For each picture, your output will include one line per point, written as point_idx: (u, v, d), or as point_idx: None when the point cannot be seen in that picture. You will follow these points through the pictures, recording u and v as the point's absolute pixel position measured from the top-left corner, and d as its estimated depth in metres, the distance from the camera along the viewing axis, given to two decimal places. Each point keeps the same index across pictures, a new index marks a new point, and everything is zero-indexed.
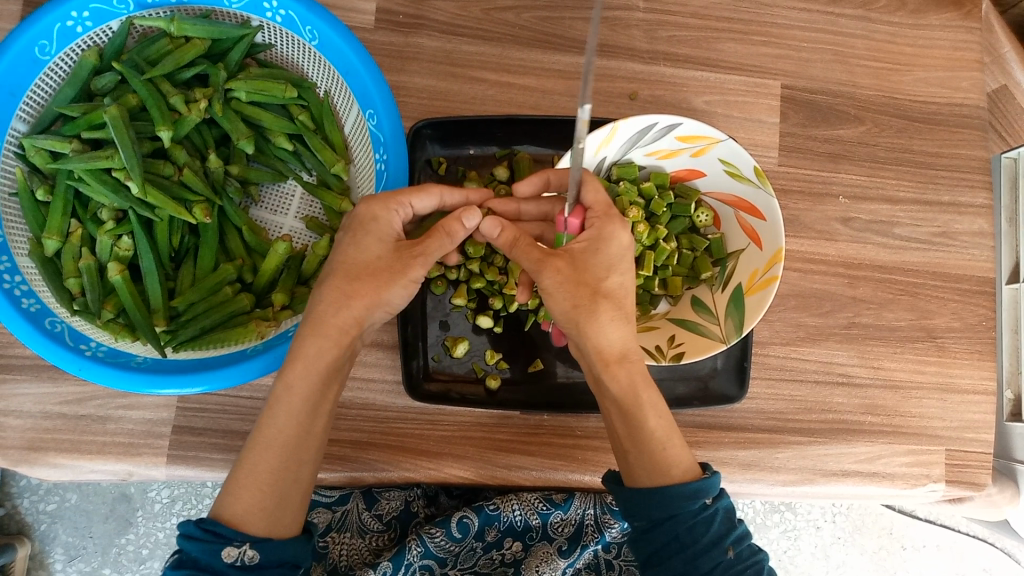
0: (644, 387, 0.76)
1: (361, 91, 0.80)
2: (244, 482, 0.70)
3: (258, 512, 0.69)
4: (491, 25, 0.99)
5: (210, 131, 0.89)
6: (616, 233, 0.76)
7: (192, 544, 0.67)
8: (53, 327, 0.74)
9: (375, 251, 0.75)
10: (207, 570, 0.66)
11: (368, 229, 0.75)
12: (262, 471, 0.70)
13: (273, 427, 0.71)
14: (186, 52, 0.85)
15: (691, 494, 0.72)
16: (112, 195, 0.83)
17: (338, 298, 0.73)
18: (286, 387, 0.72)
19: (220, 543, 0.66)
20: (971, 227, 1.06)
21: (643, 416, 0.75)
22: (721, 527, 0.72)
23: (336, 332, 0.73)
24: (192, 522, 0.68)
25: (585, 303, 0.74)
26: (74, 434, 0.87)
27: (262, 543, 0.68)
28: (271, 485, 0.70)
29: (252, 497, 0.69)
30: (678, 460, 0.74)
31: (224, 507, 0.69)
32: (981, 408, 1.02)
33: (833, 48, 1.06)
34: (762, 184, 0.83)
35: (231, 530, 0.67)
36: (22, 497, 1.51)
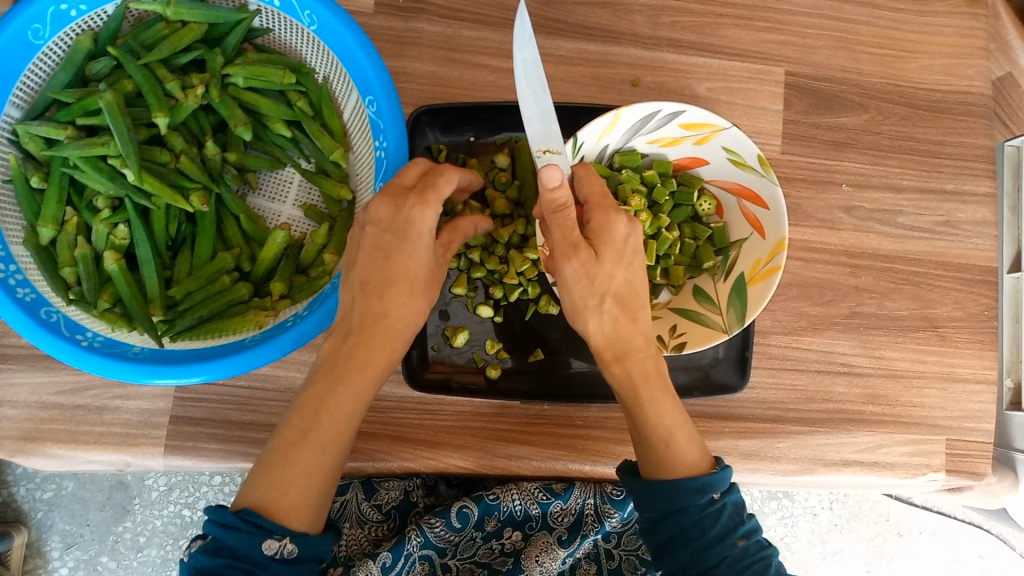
0: (646, 386, 0.75)
1: (361, 77, 0.79)
2: (291, 480, 0.69)
3: (303, 509, 0.70)
4: (493, 9, 0.98)
5: (207, 118, 0.88)
6: (620, 222, 0.73)
7: (231, 532, 0.67)
8: (49, 317, 0.73)
9: (425, 261, 0.73)
10: (244, 559, 0.66)
11: (420, 239, 0.72)
12: (313, 470, 0.70)
13: (330, 428, 0.72)
14: (183, 37, 0.84)
15: (698, 488, 0.72)
16: (108, 183, 0.82)
17: (399, 310, 0.72)
18: (347, 393, 0.72)
19: (262, 535, 0.67)
20: (974, 216, 1.05)
21: (645, 415, 0.75)
22: (729, 521, 0.73)
23: (391, 341, 0.73)
24: (229, 511, 0.68)
25: (595, 301, 0.74)
26: (71, 425, 0.86)
27: (305, 539, 0.69)
28: (318, 483, 0.71)
29: (300, 494, 0.70)
30: (683, 456, 0.74)
31: (273, 503, 0.68)
32: (981, 397, 1.02)
33: (838, 35, 1.04)
34: (766, 173, 0.82)
35: (274, 523, 0.67)
36: (18, 485, 1.50)
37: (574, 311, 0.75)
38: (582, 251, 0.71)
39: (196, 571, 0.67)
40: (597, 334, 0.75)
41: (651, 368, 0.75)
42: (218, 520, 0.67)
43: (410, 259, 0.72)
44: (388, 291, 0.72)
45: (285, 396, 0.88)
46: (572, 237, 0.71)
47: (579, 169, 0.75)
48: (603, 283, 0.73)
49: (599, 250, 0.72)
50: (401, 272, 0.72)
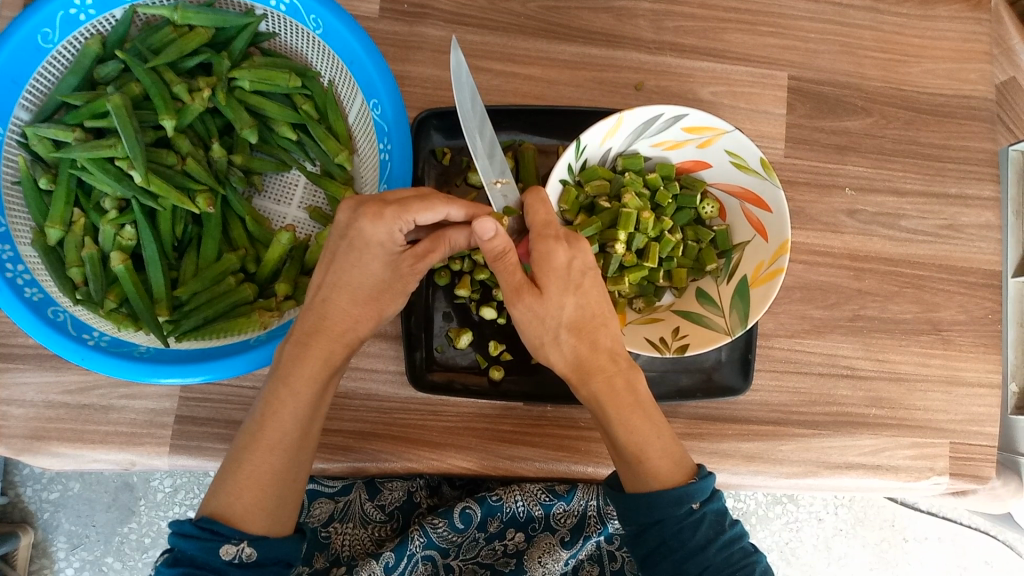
0: (612, 403, 0.74)
1: (365, 80, 0.80)
2: (243, 485, 0.70)
3: (259, 511, 0.70)
4: (497, 14, 0.98)
5: (213, 121, 0.88)
6: (556, 253, 0.73)
7: (189, 542, 0.68)
8: (56, 317, 0.74)
9: (377, 273, 0.74)
10: (204, 566, 0.67)
11: (373, 252, 0.72)
12: (264, 472, 0.71)
13: (276, 430, 0.72)
14: (190, 41, 0.85)
15: (676, 500, 0.71)
16: (115, 185, 0.83)
17: (345, 315, 0.75)
18: (290, 392, 0.73)
19: (218, 540, 0.67)
20: (978, 220, 1.05)
21: (613, 430, 0.75)
22: (708, 532, 0.72)
23: (341, 344, 0.75)
24: (188, 521, 0.69)
25: (550, 336, 0.75)
26: (77, 424, 0.87)
27: (260, 541, 0.69)
28: (272, 483, 0.71)
29: (253, 496, 0.70)
30: (656, 470, 0.73)
31: (225, 506, 0.69)
32: (985, 401, 1.02)
33: (841, 39, 1.05)
34: (769, 175, 0.83)
35: (229, 528, 0.68)
36: (25, 485, 1.51)
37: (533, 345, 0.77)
38: (524, 296, 0.72)
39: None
40: (561, 361, 0.76)
41: (619, 385, 0.74)
42: (176, 532, 0.68)
43: (355, 269, 0.73)
44: (331, 296, 0.74)
45: None
46: (516, 280, 0.73)
47: (528, 198, 0.75)
48: (554, 317, 0.74)
49: (544, 284, 0.73)
50: (348, 280, 0.74)
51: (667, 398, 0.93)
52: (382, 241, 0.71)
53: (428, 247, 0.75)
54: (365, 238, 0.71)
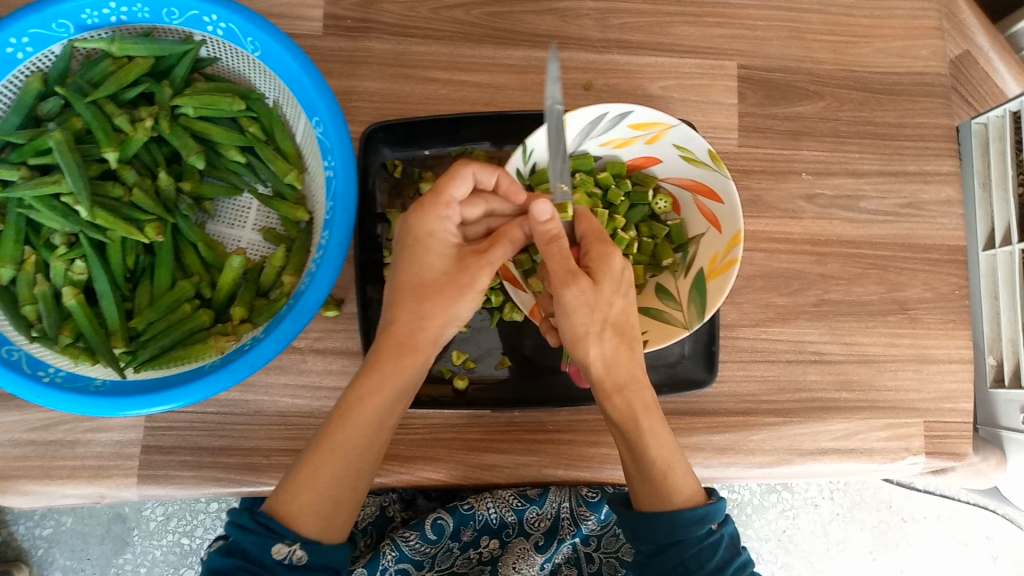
0: (645, 415, 0.78)
1: (306, 100, 0.81)
2: (300, 484, 0.72)
3: (311, 514, 0.72)
4: (441, 24, 0.99)
5: (160, 149, 0.88)
6: (612, 255, 0.77)
7: (244, 535, 0.70)
8: (10, 356, 0.75)
9: (438, 267, 0.78)
10: (255, 562, 0.69)
11: (427, 247, 0.78)
12: (324, 474, 0.73)
13: (341, 435, 0.74)
14: (130, 72, 0.85)
15: (698, 519, 0.75)
16: (62, 220, 0.82)
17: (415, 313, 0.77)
18: (359, 397, 0.75)
19: (271, 538, 0.69)
20: (938, 196, 1.05)
21: (645, 446, 0.78)
22: (725, 554, 0.77)
23: (410, 350, 0.77)
24: (247, 513, 0.71)
25: (595, 330, 0.76)
26: (45, 460, 0.87)
27: (312, 545, 0.71)
28: (329, 489, 0.73)
29: (308, 498, 0.72)
30: (679, 488, 0.77)
31: (281, 504, 0.71)
32: (957, 377, 1.02)
33: (789, 25, 1.05)
34: (717, 167, 0.84)
35: (285, 527, 0.70)
36: (17, 523, 1.51)
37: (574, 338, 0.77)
38: (580, 278, 0.74)
39: (213, 567, 0.70)
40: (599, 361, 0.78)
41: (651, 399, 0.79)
42: (234, 523, 0.71)
43: (414, 265, 0.78)
44: (397, 300, 0.78)
45: (255, 419, 0.89)
46: (571, 265, 0.75)
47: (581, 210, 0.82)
48: (603, 311, 0.76)
49: (598, 278, 0.76)
50: (415, 278, 0.78)
51: None
52: (432, 233, 0.78)
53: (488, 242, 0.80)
54: (419, 234, 0.78)
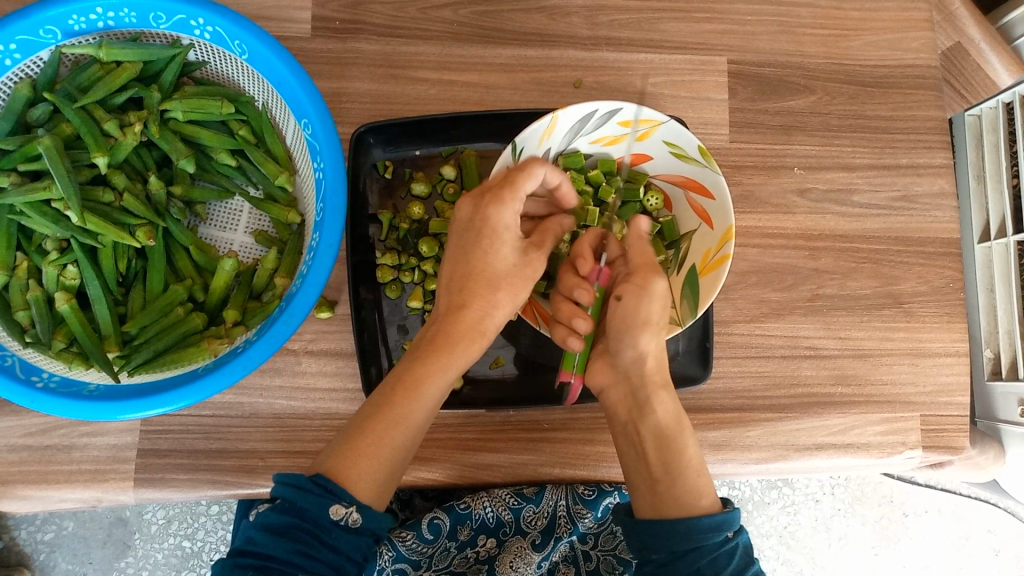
0: (681, 419, 0.85)
1: (295, 102, 0.81)
2: (362, 449, 0.72)
3: (370, 481, 0.72)
4: (429, 24, 0.99)
5: (150, 154, 0.88)
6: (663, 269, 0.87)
7: (300, 496, 0.67)
8: (3, 361, 0.75)
9: (509, 258, 0.81)
10: (312, 522, 0.67)
11: (502, 239, 0.81)
12: (385, 444, 0.73)
13: (404, 406, 0.75)
14: (118, 76, 0.84)
15: (717, 525, 0.77)
16: (53, 226, 0.82)
17: (487, 302, 0.80)
18: (427, 371, 0.77)
19: (331, 499, 0.67)
20: (931, 189, 1.05)
21: (680, 445, 0.83)
22: (740, 562, 0.77)
23: (474, 334, 0.80)
24: (302, 475, 0.68)
25: (658, 327, 0.83)
26: (41, 465, 0.87)
27: (368, 510, 0.69)
28: (388, 458, 0.74)
29: (369, 465, 0.72)
30: (705, 490, 0.80)
31: (342, 468, 0.71)
32: (953, 370, 1.02)
33: (778, 19, 1.04)
34: (708, 163, 0.84)
35: (344, 490, 0.69)
36: (19, 528, 1.52)
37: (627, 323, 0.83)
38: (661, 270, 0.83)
39: (263, 526, 0.67)
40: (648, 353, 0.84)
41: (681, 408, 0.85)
42: (288, 484, 0.68)
43: (486, 253, 0.81)
44: (467, 284, 0.81)
45: (250, 422, 0.90)
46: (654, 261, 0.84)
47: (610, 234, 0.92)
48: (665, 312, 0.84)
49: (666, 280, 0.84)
50: (483, 266, 0.81)
51: None
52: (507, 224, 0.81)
53: (540, 237, 0.85)
54: (490, 223, 0.80)
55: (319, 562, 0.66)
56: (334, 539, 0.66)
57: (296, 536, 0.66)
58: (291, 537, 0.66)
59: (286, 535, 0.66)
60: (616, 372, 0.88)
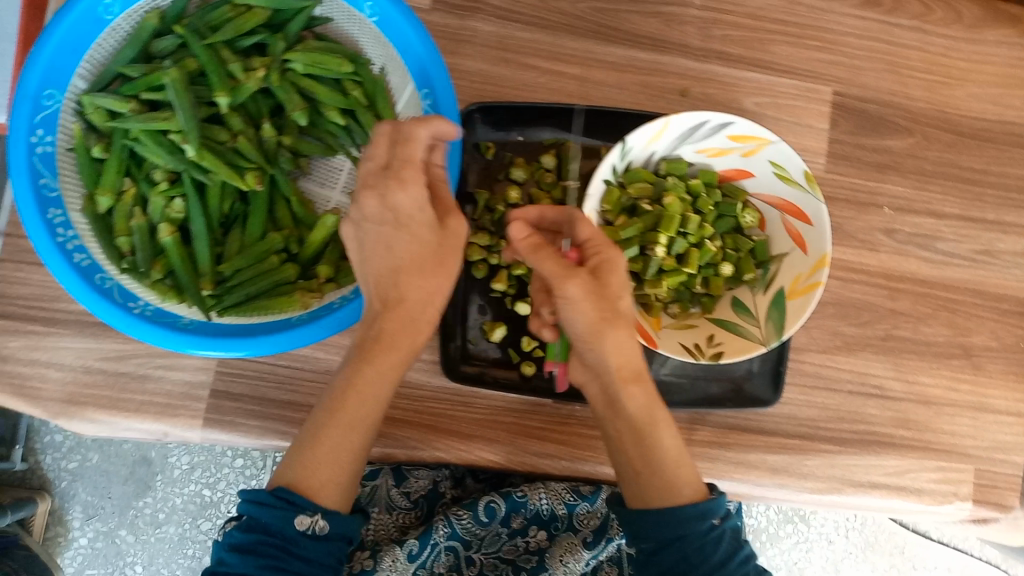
0: (648, 410, 0.79)
1: (416, 69, 0.82)
2: (316, 455, 0.72)
3: (334, 486, 0.72)
4: (547, 13, 0.99)
5: (265, 101, 0.89)
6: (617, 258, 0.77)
7: (263, 512, 0.70)
8: (103, 283, 0.76)
9: (426, 238, 0.73)
10: (278, 534, 0.70)
11: (415, 221, 0.73)
12: (344, 449, 0.73)
13: (358, 408, 0.73)
14: (248, 20, 0.86)
15: (701, 513, 0.76)
16: (168, 157, 0.84)
17: (419, 294, 0.73)
18: (376, 371, 0.73)
19: (292, 511, 0.70)
20: (1015, 247, 1.05)
21: (655, 440, 0.78)
22: (727, 546, 0.77)
23: (424, 324, 0.75)
24: (264, 490, 0.71)
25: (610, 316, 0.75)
26: (114, 391, 0.88)
27: (334, 514, 0.71)
28: (348, 461, 0.73)
29: (330, 473, 0.72)
30: (689, 479, 0.78)
31: (302, 479, 0.71)
32: (1012, 429, 1.02)
33: (887, 58, 1.05)
34: (812, 189, 0.85)
35: (305, 499, 0.71)
36: (44, 453, 1.52)
37: (591, 333, 0.75)
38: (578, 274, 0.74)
39: (231, 546, 0.71)
40: (615, 352, 0.76)
41: (647, 397, 0.78)
42: (248, 500, 0.71)
43: (410, 240, 0.73)
44: (402, 273, 0.72)
45: (323, 378, 0.90)
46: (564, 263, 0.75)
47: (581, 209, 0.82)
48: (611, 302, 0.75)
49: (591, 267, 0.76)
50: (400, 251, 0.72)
51: (695, 405, 0.94)
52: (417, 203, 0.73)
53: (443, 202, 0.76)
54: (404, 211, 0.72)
55: (292, 570, 0.70)
56: (302, 547, 0.70)
57: (265, 552, 0.70)
58: (260, 553, 0.70)
59: (257, 550, 0.70)
60: (588, 370, 0.81)
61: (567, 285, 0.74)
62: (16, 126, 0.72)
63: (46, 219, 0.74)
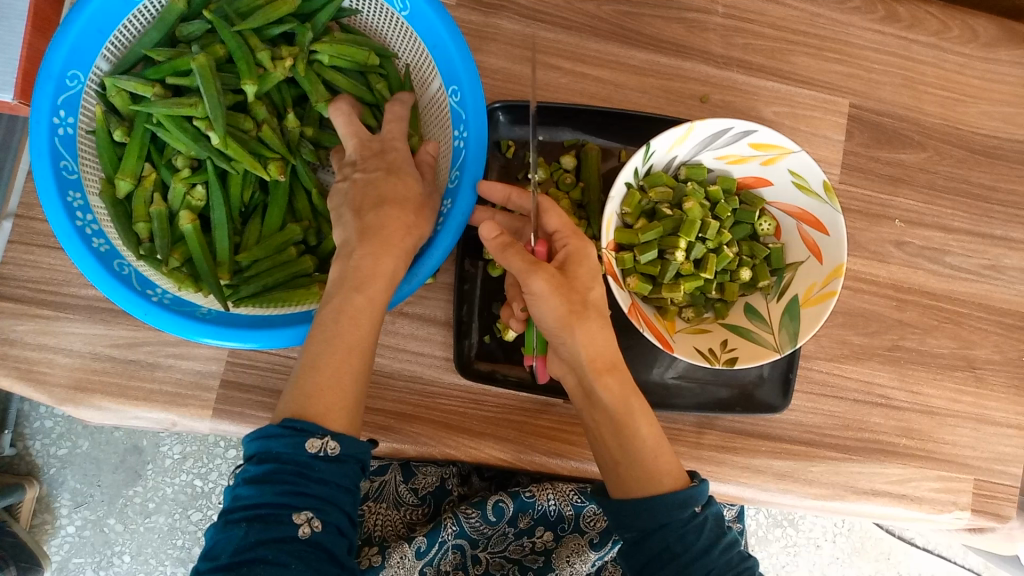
0: (627, 401, 0.81)
1: (447, 68, 0.81)
2: (313, 381, 0.68)
3: (339, 409, 0.68)
4: (571, 14, 0.99)
5: (289, 91, 0.88)
6: (588, 251, 0.82)
7: (273, 441, 0.65)
8: (121, 270, 0.74)
9: (413, 187, 0.76)
10: (291, 463, 0.64)
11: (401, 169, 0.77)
12: (344, 372, 0.69)
13: (352, 332, 0.70)
14: (277, 9, 0.84)
15: (681, 503, 0.76)
16: (191, 144, 0.82)
17: (396, 223, 0.73)
18: (366, 299, 0.71)
19: (303, 437, 0.65)
20: (1020, 263, 1.07)
21: (635, 431, 0.80)
22: (710, 535, 0.76)
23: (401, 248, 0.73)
24: (271, 423, 0.66)
25: (580, 307, 0.79)
26: (123, 379, 0.87)
27: (344, 436, 0.67)
28: (348, 387, 0.69)
29: (333, 397, 0.68)
30: (668, 468, 0.79)
31: (303, 407, 0.67)
32: (1011, 441, 1.04)
33: (904, 72, 1.06)
34: (830, 199, 0.85)
35: (312, 424, 0.66)
36: (33, 439, 1.50)
37: (561, 325, 0.79)
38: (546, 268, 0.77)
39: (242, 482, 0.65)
40: (585, 345, 0.80)
41: (624, 391, 0.81)
42: (257, 436, 0.66)
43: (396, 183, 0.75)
44: (382, 205, 0.73)
45: None
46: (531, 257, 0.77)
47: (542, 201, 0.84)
48: (581, 292, 0.80)
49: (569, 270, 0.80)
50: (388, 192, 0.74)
51: (705, 409, 0.94)
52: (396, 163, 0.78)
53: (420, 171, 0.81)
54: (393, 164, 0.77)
55: (312, 496, 0.65)
56: (319, 471, 0.65)
57: (280, 480, 0.64)
58: (275, 482, 0.64)
59: (273, 479, 0.64)
60: (564, 364, 0.84)
61: (532, 282, 0.76)
62: (39, 106, 0.71)
63: (65, 202, 0.72)
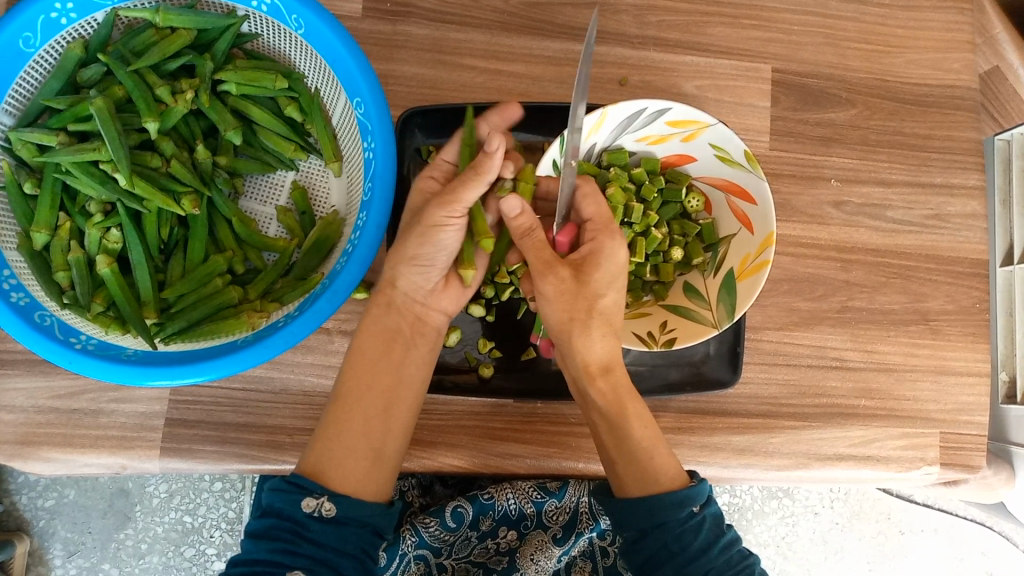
0: (626, 398, 0.83)
1: (348, 80, 0.79)
2: (325, 436, 0.78)
3: (329, 461, 0.76)
4: (480, 12, 0.99)
5: (197, 123, 0.89)
6: (614, 250, 0.80)
7: (276, 497, 0.72)
8: (43, 321, 0.74)
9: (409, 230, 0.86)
10: (289, 519, 0.71)
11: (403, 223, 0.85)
12: (339, 422, 0.78)
13: (349, 382, 0.80)
14: (173, 42, 0.84)
15: (679, 502, 0.77)
16: (100, 188, 0.83)
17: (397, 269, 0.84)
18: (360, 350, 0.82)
19: (300, 494, 0.72)
20: (963, 209, 1.06)
21: (630, 430, 0.81)
22: (708, 535, 0.77)
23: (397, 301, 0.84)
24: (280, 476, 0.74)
25: (580, 315, 0.80)
26: (68, 429, 0.87)
27: (338, 497, 0.73)
28: (343, 435, 0.77)
29: (325, 447, 0.77)
30: (665, 468, 0.80)
31: (303, 462, 0.76)
32: (975, 389, 1.03)
33: (825, 31, 1.05)
34: (752, 168, 0.83)
35: (311, 481, 0.73)
36: (19, 494, 1.51)
37: (561, 326, 0.81)
38: (556, 269, 0.79)
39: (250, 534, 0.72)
40: (582, 350, 0.82)
41: (617, 389, 0.83)
42: (268, 487, 0.74)
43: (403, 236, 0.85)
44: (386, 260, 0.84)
45: (279, 398, 0.89)
46: (546, 256, 0.80)
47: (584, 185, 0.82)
48: (587, 300, 0.80)
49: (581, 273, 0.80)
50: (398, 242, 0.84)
51: (656, 391, 0.94)
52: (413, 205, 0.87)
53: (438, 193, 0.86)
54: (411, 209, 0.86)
55: (305, 556, 0.70)
56: (312, 531, 0.71)
57: (277, 538, 0.71)
58: (273, 537, 0.71)
59: (270, 535, 0.71)
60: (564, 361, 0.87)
61: (543, 284, 0.80)
62: None
63: None
